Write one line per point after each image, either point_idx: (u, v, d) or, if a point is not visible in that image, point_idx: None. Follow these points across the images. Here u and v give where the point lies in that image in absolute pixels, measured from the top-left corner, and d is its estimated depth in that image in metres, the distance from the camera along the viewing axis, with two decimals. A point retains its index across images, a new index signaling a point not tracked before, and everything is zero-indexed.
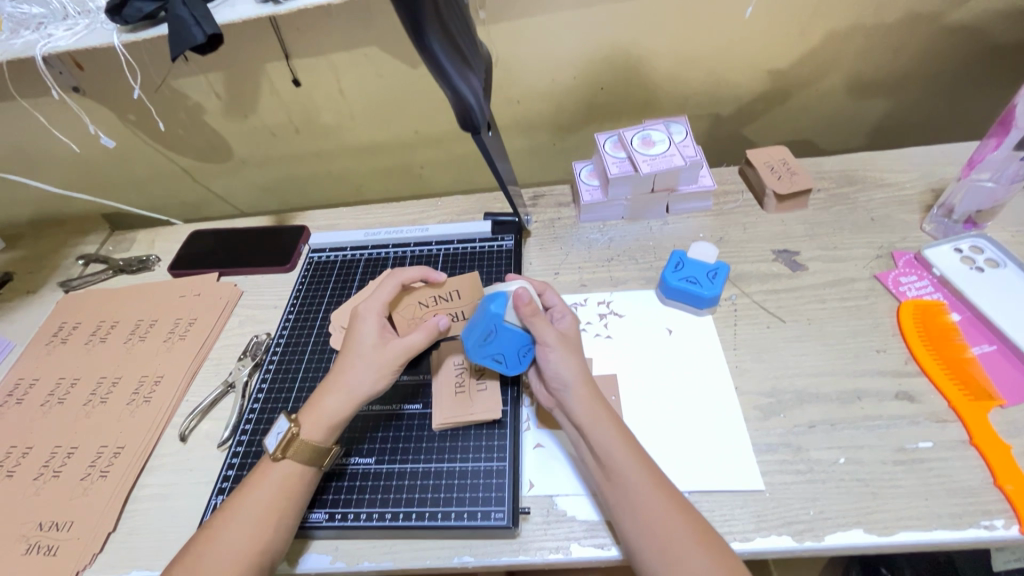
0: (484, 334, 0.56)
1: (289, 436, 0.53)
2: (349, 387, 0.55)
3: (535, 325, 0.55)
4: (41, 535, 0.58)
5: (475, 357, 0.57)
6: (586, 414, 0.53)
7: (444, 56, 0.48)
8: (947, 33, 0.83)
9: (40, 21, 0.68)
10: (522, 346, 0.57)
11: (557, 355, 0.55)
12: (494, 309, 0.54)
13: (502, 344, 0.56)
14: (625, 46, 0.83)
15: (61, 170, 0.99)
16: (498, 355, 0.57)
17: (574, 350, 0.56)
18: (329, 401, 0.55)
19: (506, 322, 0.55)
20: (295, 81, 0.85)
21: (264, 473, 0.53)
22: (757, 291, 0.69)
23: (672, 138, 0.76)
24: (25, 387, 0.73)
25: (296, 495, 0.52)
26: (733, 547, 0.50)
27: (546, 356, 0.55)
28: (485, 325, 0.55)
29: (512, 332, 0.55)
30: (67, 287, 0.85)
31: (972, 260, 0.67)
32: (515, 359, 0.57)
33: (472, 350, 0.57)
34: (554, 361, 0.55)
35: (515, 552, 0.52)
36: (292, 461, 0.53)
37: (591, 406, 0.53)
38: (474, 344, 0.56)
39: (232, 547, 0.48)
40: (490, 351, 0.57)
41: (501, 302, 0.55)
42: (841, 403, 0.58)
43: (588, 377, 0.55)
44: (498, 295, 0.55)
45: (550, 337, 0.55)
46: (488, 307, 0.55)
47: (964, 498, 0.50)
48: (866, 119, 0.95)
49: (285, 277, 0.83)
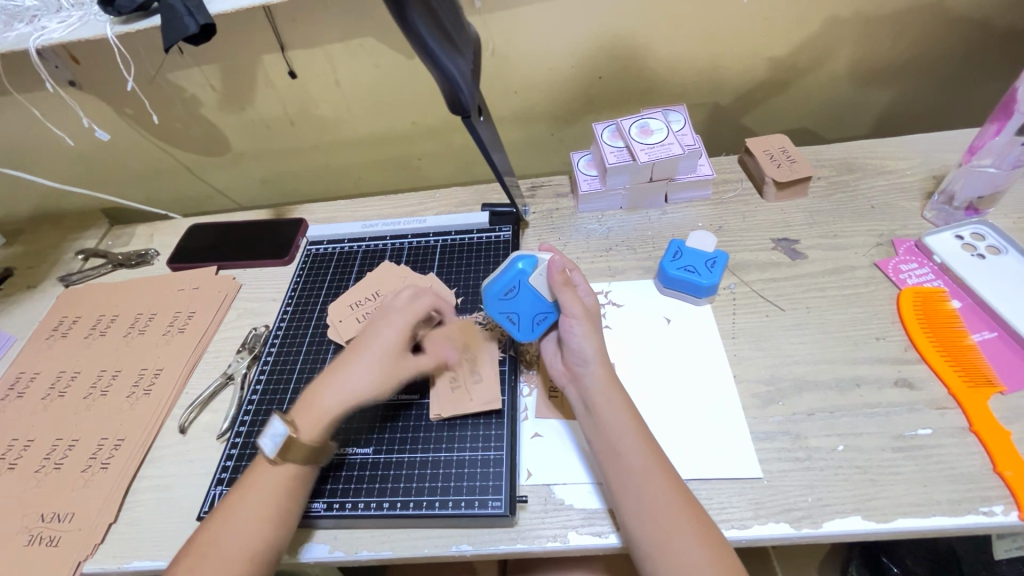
0: (506, 288, 0.58)
1: (288, 440, 0.52)
2: (346, 385, 0.55)
3: (563, 293, 0.55)
4: (43, 526, 0.59)
5: (491, 309, 0.58)
6: (603, 393, 0.53)
7: (431, 37, 0.48)
8: (949, 18, 0.82)
9: (33, 14, 0.68)
10: (538, 312, 0.58)
11: (582, 330, 0.55)
12: (521, 266, 0.58)
13: (520, 303, 0.58)
14: (622, 34, 0.82)
15: (60, 164, 0.99)
16: (513, 315, 0.58)
17: (596, 328, 0.56)
18: (325, 400, 0.54)
19: (530, 282, 0.58)
20: (290, 73, 0.84)
21: (263, 471, 0.52)
22: (756, 280, 0.69)
23: (670, 126, 0.75)
24: (26, 380, 0.73)
25: (297, 493, 0.52)
26: (731, 534, 0.50)
27: (571, 329, 0.55)
28: (510, 279, 0.58)
29: (534, 294, 0.58)
30: (66, 282, 0.86)
31: (973, 247, 0.66)
32: (528, 323, 0.58)
33: (489, 301, 0.58)
34: (578, 336, 0.55)
35: (513, 540, 0.52)
36: (292, 464, 0.52)
37: (607, 386, 0.53)
38: (494, 297, 0.58)
39: (234, 545, 0.48)
40: (507, 309, 0.58)
41: (531, 263, 0.58)
42: (840, 391, 0.58)
43: (607, 358, 0.55)
44: (531, 257, 0.59)
45: (577, 310, 0.55)
46: (517, 263, 0.59)
47: (964, 484, 0.50)
48: (867, 107, 0.94)
49: (283, 270, 0.83)
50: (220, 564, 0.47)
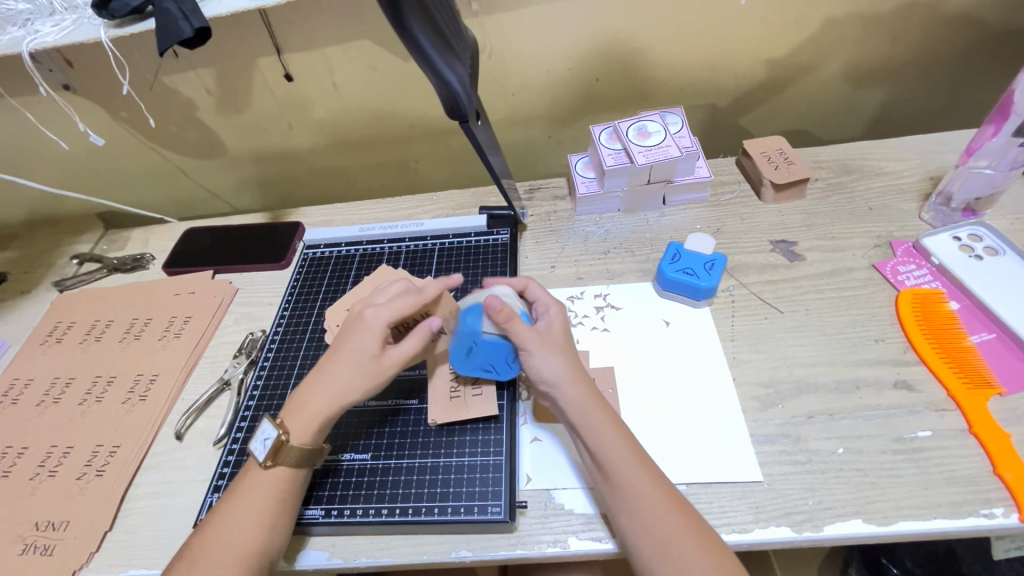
0: (466, 347, 0.58)
1: (277, 443, 0.52)
2: (337, 390, 0.53)
3: (513, 330, 0.54)
4: (37, 535, 0.58)
5: (466, 369, 0.59)
6: (579, 413, 0.52)
7: (428, 42, 0.48)
8: (944, 20, 0.82)
9: (27, 17, 0.67)
10: (504, 352, 0.57)
11: (541, 358, 0.53)
12: (467, 324, 0.57)
13: (484, 354, 0.57)
14: (619, 37, 0.82)
15: (54, 168, 0.98)
16: (487, 366, 0.58)
17: (560, 348, 0.55)
18: (316, 402, 0.53)
19: (482, 334, 0.56)
20: (287, 76, 0.84)
21: (253, 478, 0.52)
22: (755, 282, 0.69)
23: (668, 128, 0.75)
24: (20, 387, 0.73)
25: (290, 498, 0.52)
26: (731, 539, 0.50)
27: (529, 359, 0.54)
28: (464, 341, 0.58)
29: (491, 341, 0.56)
30: (61, 287, 0.85)
31: (970, 248, 0.67)
32: (504, 366, 0.58)
33: (461, 364, 0.59)
34: (538, 364, 0.53)
35: (513, 545, 0.51)
36: (283, 467, 0.52)
37: (585, 404, 0.52)
38: (460, 359, 0.59)
39: (226, 552, 0.48)
40: (479, 364, 0.58)
41: (475, 316, 0.57)
42: (840, 393, 0.58)
43: (579, 376, 0.54)
44: (473, 308, 0.58)
45: (531, 341, 0.54)
46: (464, 322, 0.58)
47: (964, 487, 0.50)
48: (863, 108, 0.95)
49: (280, 274, 0.82)
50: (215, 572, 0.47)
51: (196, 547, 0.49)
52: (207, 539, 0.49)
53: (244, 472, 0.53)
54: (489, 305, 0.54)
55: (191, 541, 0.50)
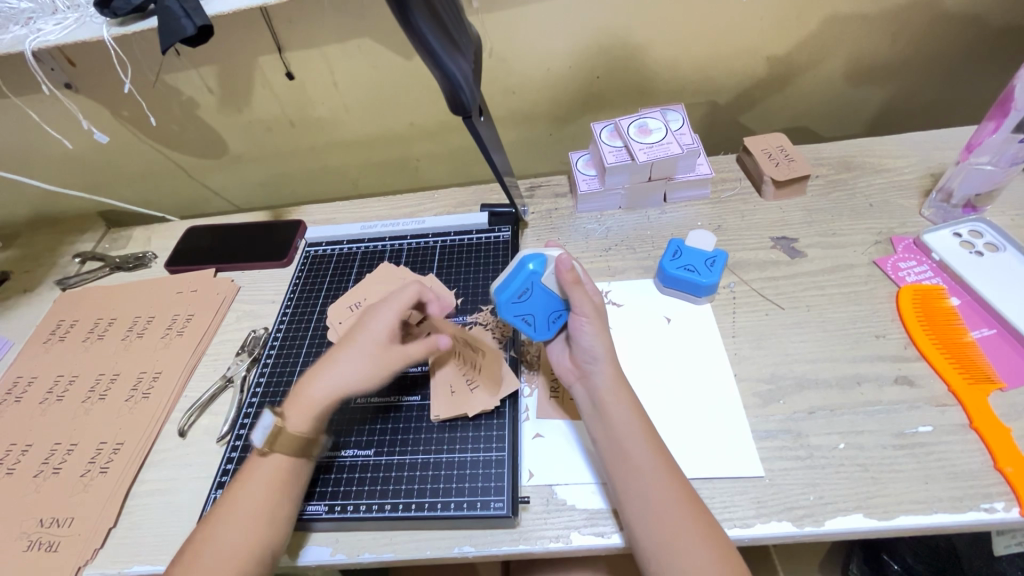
0: (519, 291, 0.54)
1: (276, 430, 0.53)
2: (339, 377, 0.54)
3: (576, 293, 0.53)
4: (41, 531, 0.58)
5: (507, 314, 0.55)
6: (611, 392, 0.53)
7: (432, 36, 0.48)
8: (945, 17, 0.82)
9: (29, 16, 0.68)
10: (553, 311, 0.56)
11: (592, 329, 0.54)
12: (533, 267, 0.54)
13: (534, 305, 0.55)
14: (620, 34, 0.82)
15: (56, 167, 0.98)
16: (528, 316, 0.56)
17: (605, 326, 0.55)
18: (313, 390, 0.54)
19: (543, 283, 0.55)
20: (288, 74, 0.84)
21: (254, 469, 0.52)
22: (756, 279, 0.69)
23: (669, 126, 0.75)
24: (23, 384, 0.73)
25: (289, 489, 0.52)
26: (733, 533, 0.50)
27: (581, 327, 0.54)
28: (522, 282, 0.54)
29: (547, 294, 0.55)
30: (63, 285, 0.85)
31: (970, 245, 0.67)
32: (543, 323, 0.56)
33: (504, 304, 0.55)
34: (587, 335, 0.54)
35: (516, 541, 0.52)
36: (280, 456, 0.53)
37: (616, 385, 0.53)
38: (506, 300, 0.55)
39: (229, 538, 0.48)
40: (522, 312, 0.55)
41: (542, 262, 0.55)
42: (841, 389, 0.58)
43: (617, 357, 0.55)
44: (540, 255, 0.55)
45: (588, 309, 0.54)
46: (528, 264, 0.55)
47: (965, 481, 0.50)
48: (864, 106, 0.95)
49: (282, 272, 0.82)
50: (215, 558, 0.47)
51: (198, 538, 0.49)
52: (209, 529, 0.49)
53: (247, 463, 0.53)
54: (562, 259, 0.53)
55: (194, 533, 0.50)
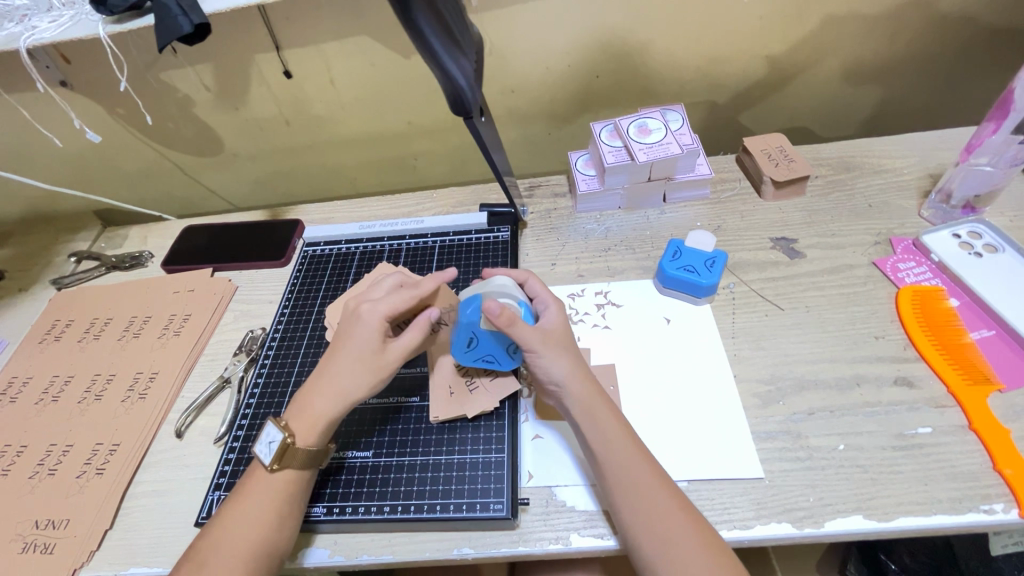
0: (467, 340, 0.56)
1: (284, 446, 0.51)
2: (339, 388, 0.54)
3: (515, 332, 0.52)
4: (37, 533, 0.58)
5: (465, 361, 0.58)
6: (585, 412, 0.52)
7: (433, 37, 0.47)
8: (944, 17, 0.82)
9: (24, 13, 0.67)
10: (505, 346, 0.57)
11: (546, 357, 0.53)
12: (466, 320, 0.55)
13: (487, 346, 0.57)
14: (619, 33, 0.82)
15: (51, 165, 0.98)
16: (488, 356, 0.58)
17: (562, 347, 0.55)
18: (317, 403, 0.53)
19: (483, 328, 0.55)
20: (286, 73, 0.84)
21: (260, 480, 0.51)
22: (756, 280, 0.69)
23: (669, 126, 0.75)
24: (18, 385, 0.72)
25: (298, 499, 0.52)
26: (733, 535, 0.50)
27: (535, 359, 0.53)
28: (466, 334, 0.56)
29: (494, 335, 0.56)
30: (59, 285, 0.84)
31: (970, 245, 0.67)
32: (504, 357, 0.58)
33: (459, 354, 0.58)
34: (543, 364, 0.53)
35: (515, 542, 0.51)
36: (289, 469, 0.52)
37: (589, 403, 0.52)
38: (460, 350, 0.58)
39: (240, 545, 0.48)
40: (479, 354, 0.58)
41: (477, 307, 0.55)
42: (840, 389, 0.58)
43: (583, 374, 0.54)
44: (473, 299, 0.56)
45: (536, 341, 0.53)
46: (465, 314, 0.55)
47: (964, 482, 0.50)
48: (863, 106, 0.95)
49: (279, 272, 0.82)
50: (224, 562, 0.47)
51: (201, 548, 0.49)
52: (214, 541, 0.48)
53: (250, 473, 0.52)
54: (489, 306, 0.51)
55: (198, 539, 0.50)
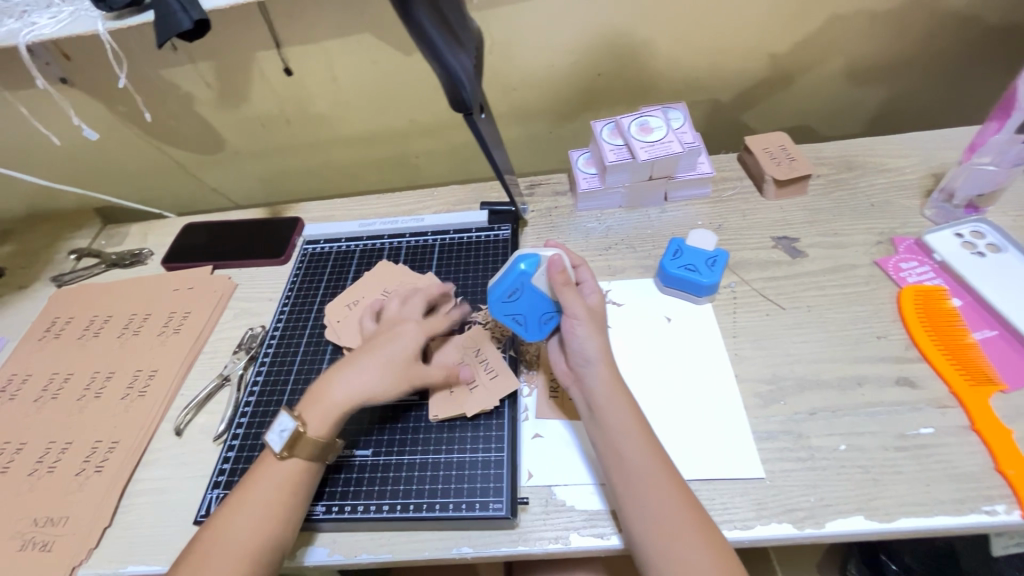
0: (509, 291, 0.56)
1: (295, 434, 0.52)
2: (359, 382, 0.54)
3: (565, 296, 0.53)
4: (36, 531, 0.58)
5: (496, 312, 0.57)
6: (605, 396, 0.52)
7: (433, 32, 0.47)
8: (948, 16, 0.82)
9: (24, 10, 0.67)
10: (543, 312, 0.56)
11: (584, 330, 0.54)
12: (522, 267, 0.55)
13: (523, 306, 0.56)
14: (621, 32, 0.81)
15: (51, 162, 0.97)
16: (518, 316, 0.57)
17: (599, 329, 0.55)
18: (334, 393, 0.54)
19: (533, 283, 0.55)
20: (286, 70, 0.84)
21: (268, 469, 0.52)
22: (757, 279, 0.69)
23: (670, 124, 0.74)
24: (17, 382, 0.72)
25: (303, 488, 0.52)
26: (734, 535, 0.50)
27: (574, 328, 0.54)
28: (512, 282, 0.55)
29: (536, 296, 0.56)
30: (59, 282, 0.84)
31: (972, 245, 0.66)
32: (534, 324, 0.57)
33: (494, 303, 0.56)
34: (580, 336, 0.54)
35: (515, 542, 0.51)
36: (299, 459, 0.52)
37: (610, 388, 0.53)
38: (497, 298, 0.56)
39: (240, 537, 0.48)
40: (512, 311, 0.57)
41: (533, 263, 0.56)
42: (842, 390, 0.57)
43: (611, 359, 0.54)
44: (532, 256, 0.56)
45: (580, 311, 0.54)
46: (518, 264, 0.55)
47: (966, 483, 0.50)
48: (866, 105, 0.94)
49: (279, 270, 0.82)
50: (229, 554, 0.47)
51: (205, 537, 0.49)
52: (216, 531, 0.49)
53: (259, 461, 0.53)
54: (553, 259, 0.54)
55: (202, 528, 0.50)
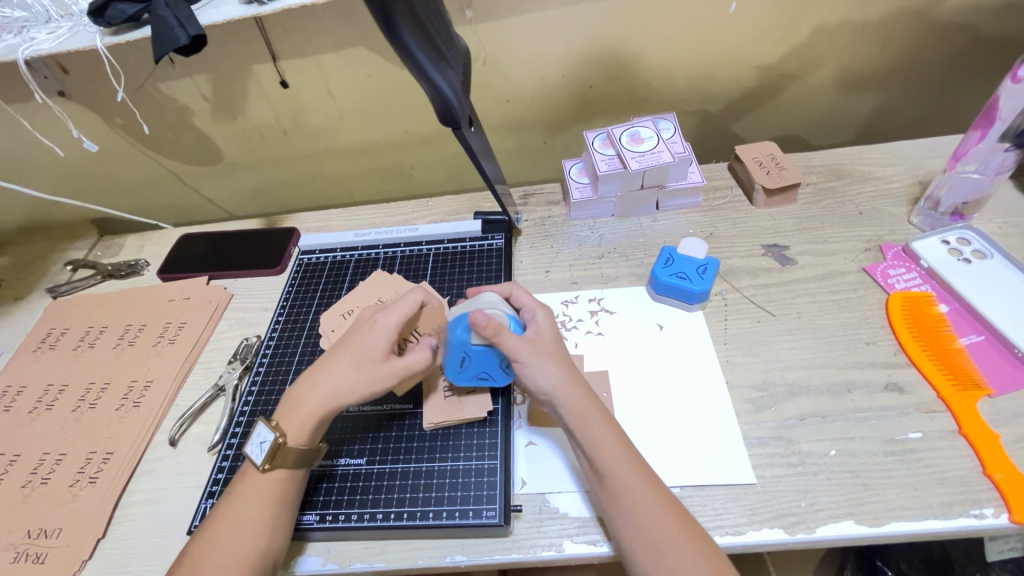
0: (460, 359, 0.56)
1: (275, 446, 0.52)
2: (332, 385, 0.54)
3: (500, 343, 0.52)
4: (29, 543, 0.58)
5: (462, 381, 0.58)
6: (575, 419, 0.52)
7: (418, 49, 0.48)
8: (933, 27, 0.84)
9: (22, 25, 0.68)
10: (500, 361, 0.56)
11: (534, 368, 0.53)
12: (459, 335, 0.55)
13: (480, 363, 0.56)
14: (612, 44, 0.83)
15: (47, 174, 0.98)
16: (484, 372, 0.57)
17: (550, 355, 0.54)
18: (309, 401, 0.54)
19: (474, 344, 0.55)
20: (282, 83, 0.85)
21: (253, 480, 0.52)
22: (748, 286, 0.70)
23: (660, 134, 0.76)
24: (12, 393, 0.72)
25: (289, 498, 0.52)
26: (725, 541, 0.50)
27: (522, 370, 0.53)
28: (457, 351, 0.56)
29: (485, 351, 0.55)
30: (54, 293, 0.85)
31: (958, 252, 0.67)
32: (499, 372, 0.57)
33: (454, 374, 0.58)
34: (532, 374, 0.53)
35: (508, 550, 0.51)
36: (282, 468, 0.52)
37: (580, 410, 0.52)
38: (454, 371, 0.57)
39: (228, 545, 0.48)
40: (475, 372, 0.57)
41: (465, 326, 0.55)
42: (832, 396, 0.58)
43: (574, 381, 0.53)
44: (462, 319, 0.55)
45: (520, 351, 0.53)
46: (454, 333, 0.55)
47: (954, 487, 0.51)
48: (854, 115, 0.96)
49: (275, 280, 0.82)
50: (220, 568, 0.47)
51: (193, 554, 0.49)
52: (203, 547, 0.49)
53: (243, 474, 0.53)
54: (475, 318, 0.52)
55: (190, 545, 0.50)
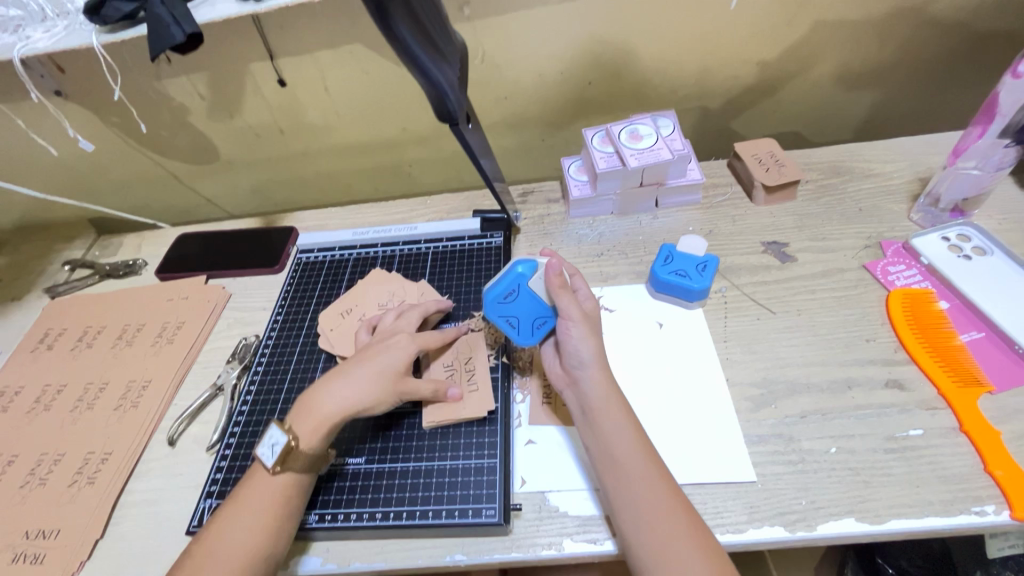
0: (506, 291, 0.60)
1: (286, 448, 0.52)
2: (350, 396, 0.55)
3: (559, 297, 0.56)
4: (27, 543, 0.57)
5: (491, 312, 0.60)
6: (600, 398, 0.53)
7: (415, 45, 0.48)
8: (932, 23, 0.83)
9: (19, 23, 0.67)
10: (537, 317, 0.59)
11: (579, 332, 0.55)
12: (520, 270, 0.61)
13: (519, 308, 0.59)
14: (610, 41, 0.83)
15: (45, 174, 0.98)
16: (511, 319, 0.59)
17: (595, 331, 0.56)
18: (326, 411, 0.54)
19: (529, 286, 0.60)
20: (280, 81, 0.84)
21: (259, 484, 0.52)
22: (747, 283, 0.69)
23: (659, 132, 0.75)
24: (10, 394, 0.72)
25: (293, 502, 0.52)
26: (725, 539, 0.50)
27: (568, 332, 0.55)
28: (509, 283, 0.60)
29: (533, 299, 0.59)
30: (52, 293, 0.84)
31: (959, 248, 0.67)
32: (526, 328, 0.59)
33: (490, 303, 0.60)
34: (574, 339, 0.55)
35: (508, 548, 0.51)
36: (291, 472, 0.53)
37: (604, 391, 0.53)
38: (493, 299, 0.60)
39: (227, 546, 0.48)
40: (505, 313, 0.59)
41: (530, 268, 0.61)
42: (832, 393, 0.58)
43: (606, 361, 0.54)
44: (531, 262, 0.62)
45: (574, 312, 0.55)
46: (517, 268, 0.61)
47: (955, 484, 0.50)
48: (854, 111, 0.96)
49: (273, 279, 0.82)
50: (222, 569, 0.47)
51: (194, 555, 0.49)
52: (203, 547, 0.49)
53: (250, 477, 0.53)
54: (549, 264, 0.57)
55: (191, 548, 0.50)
